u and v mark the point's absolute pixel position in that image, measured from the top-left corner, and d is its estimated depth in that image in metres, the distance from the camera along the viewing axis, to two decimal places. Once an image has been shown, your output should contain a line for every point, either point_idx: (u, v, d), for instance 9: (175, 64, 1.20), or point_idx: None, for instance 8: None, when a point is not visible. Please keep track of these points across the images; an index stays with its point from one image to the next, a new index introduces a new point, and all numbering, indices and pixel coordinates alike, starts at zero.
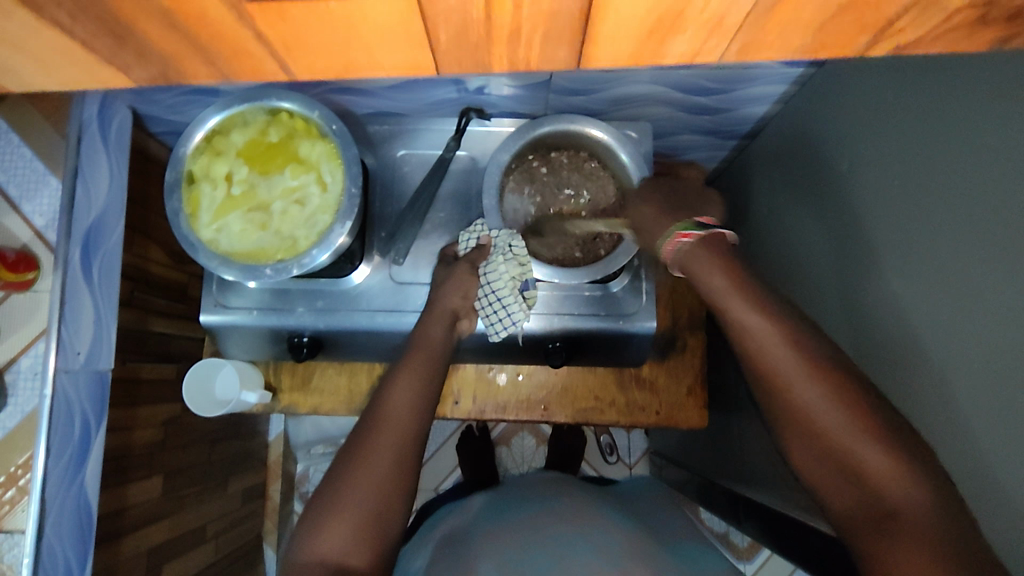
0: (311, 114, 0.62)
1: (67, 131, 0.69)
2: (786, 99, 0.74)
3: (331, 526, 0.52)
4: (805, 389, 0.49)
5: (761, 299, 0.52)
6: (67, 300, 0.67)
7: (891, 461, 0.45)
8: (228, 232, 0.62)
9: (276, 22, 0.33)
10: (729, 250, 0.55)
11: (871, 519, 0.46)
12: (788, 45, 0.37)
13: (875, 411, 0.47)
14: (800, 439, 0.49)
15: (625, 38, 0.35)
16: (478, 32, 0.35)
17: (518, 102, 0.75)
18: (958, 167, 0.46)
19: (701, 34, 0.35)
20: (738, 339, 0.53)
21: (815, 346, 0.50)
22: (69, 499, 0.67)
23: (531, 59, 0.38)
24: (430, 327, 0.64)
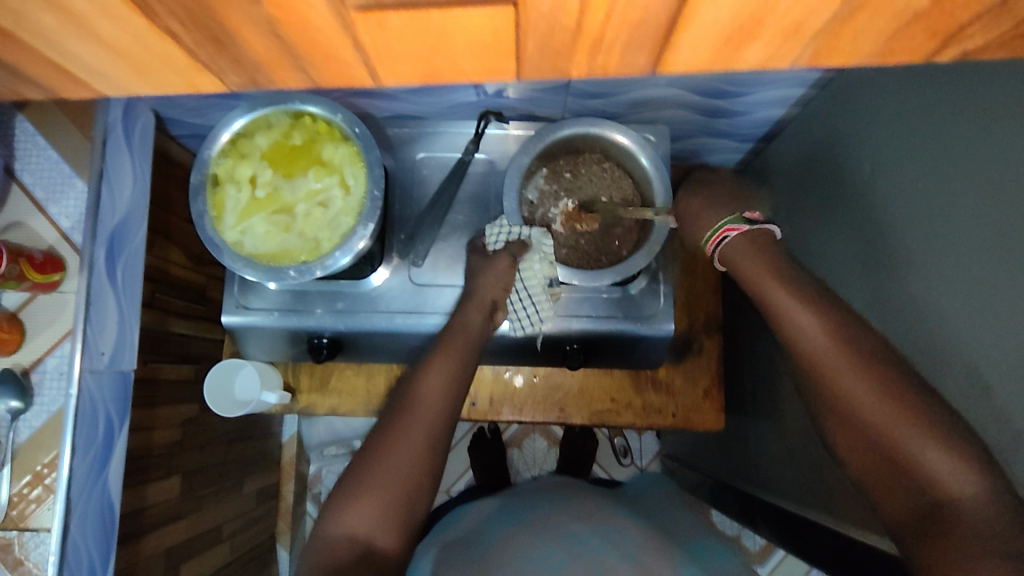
0: (334, 118, 0.64)
1: (93, 134, 0.70)
2: (804, 102, 0.75)
3: (360, 502, 0.53)
4: (848, 380, 0.49)
5: (807, 293, 0.54)
6: (93, 301, 0.68)
7: (941, 451, 0.44)
8: (252, 234, 0.63)
9: (374, 31, 0.30)
10: (776, 252, 0.57)
11: (922, 514, 0.44)
12: (859, 53, 0.33)
13: (923, 400, 0.47)
14: (850, 433, 0.49)
15: (705, 46, 0.32)
16: (562, 37, 0.31)
17: (535, 105, 0.75)
18: (980, 176, 0.46)
19: (779, 41, 0.32)
20: (783, 330, 0.54)
21: (866, 335, 0.51)
22: (93, 499, 0.67)
23: (609, 67, 0.34)
24: (471, 316, 0.66)
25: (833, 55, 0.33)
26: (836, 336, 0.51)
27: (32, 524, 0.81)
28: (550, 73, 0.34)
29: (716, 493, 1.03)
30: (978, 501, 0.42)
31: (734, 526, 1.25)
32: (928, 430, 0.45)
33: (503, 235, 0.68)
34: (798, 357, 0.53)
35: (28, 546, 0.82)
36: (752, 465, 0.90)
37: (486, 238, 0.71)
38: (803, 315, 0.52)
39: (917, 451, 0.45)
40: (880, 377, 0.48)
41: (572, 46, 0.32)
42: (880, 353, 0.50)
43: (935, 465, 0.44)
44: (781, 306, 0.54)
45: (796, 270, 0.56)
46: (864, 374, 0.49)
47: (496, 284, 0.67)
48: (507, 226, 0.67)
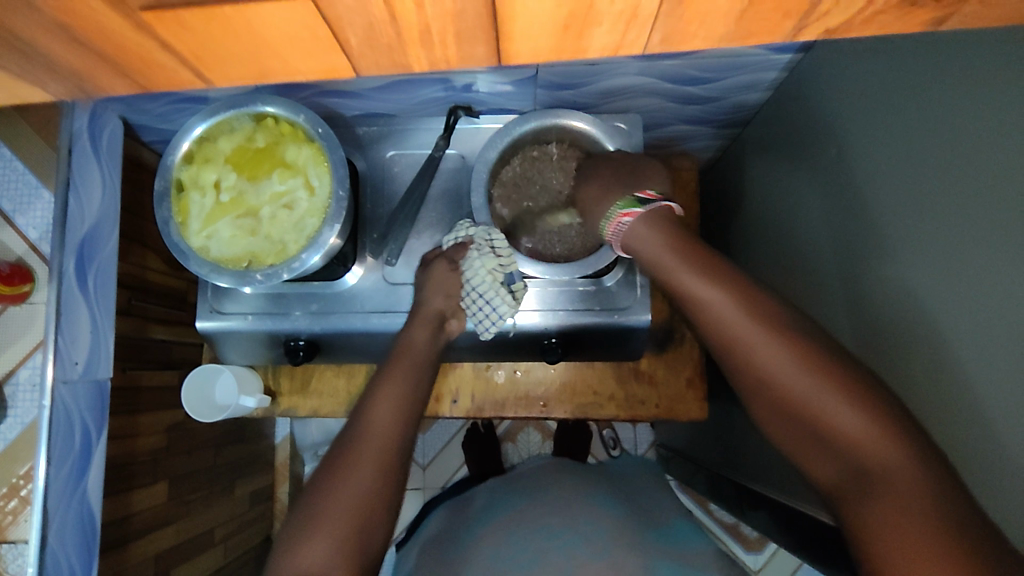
0: (297, 118, 0.63)
1: (57, 141, 0.68)
2: (777, 85, 0.73)
3: (315, 537, 0.52)
4: (761, 352, 0.50)
5: (706, 268, 0.55)
6: (64, 312, 0.67)
7: (866, 421, 0.45)
8: (218, 238, 0.62)
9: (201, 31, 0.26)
10: (673, 225, 0.59)
11: (854, 481, 0.46)
12: (710, 34, 0.32)
13: (837, 365, 0.48)
14: (770, 407, 0.50)
15: (539, 34, 0.31)
16: (386, 32, 0.30)
17: (506, 99, 0.74)
18: (955, 148, 0.45)
19: (620, 28, 0.31)
20: (693, 310, 0.55)
21: (771, 308, 0.52)
22: (72, 509, 0.67)
23: (451, 58, 0.34)
24: (415, 331, 0.65)
25: (685, 39, 0.33)
26: (739, 304, 0.52)
27: (11, 536, 0.84)
28: (389, 68, 0.33)
29: (712, 483, 1.02)
30: (893, 455, 0.44)
31: (729, 516, 1.24)
32: (850, 400, 0.46)
33: (457, 237, 0.69)
34: (711, 334, 0.54)
35: (8, 558, 0.85)
36: (743, 454, 0.90)
37: (441, 244, 0.72)
38: (716, 294, 0.53)
39: (834, 417, 0.47)
40: (787, 343, 0.50)
41: (400, 40, 0.31)
42: (786, 322, 0.51)
43: (862, 432, 0.45)
44: (694, 286, 0.54)
45: (687, 239, 0.57)
46: (784, 351, 0.49)
47: (446, 297, 0.66)
48: (461, 228, 0.69)
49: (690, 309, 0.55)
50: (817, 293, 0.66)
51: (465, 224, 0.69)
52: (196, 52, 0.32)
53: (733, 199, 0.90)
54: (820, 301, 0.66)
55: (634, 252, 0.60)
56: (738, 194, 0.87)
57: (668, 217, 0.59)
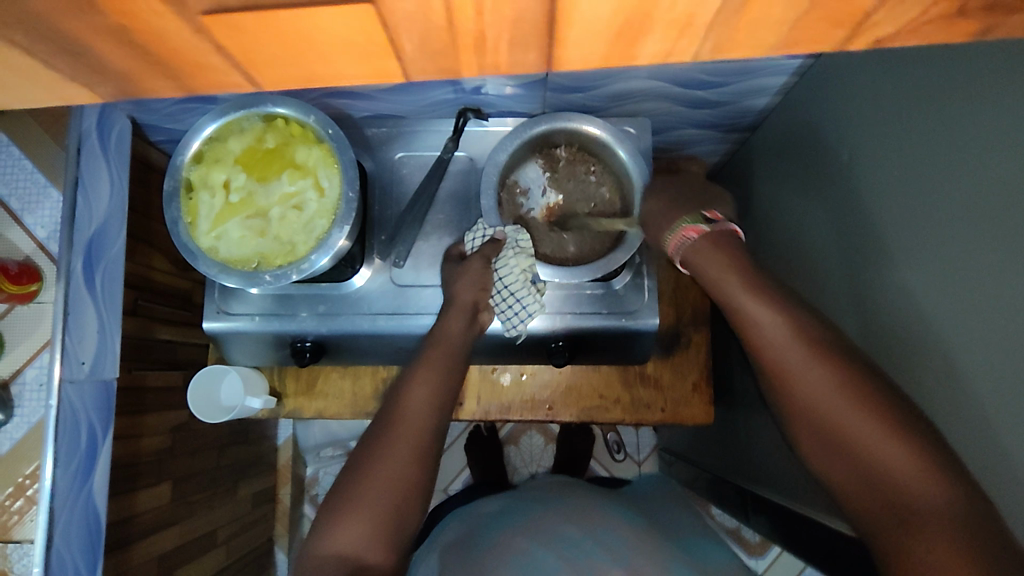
0: (308, 119, 0.63)
1: (67, 142, 0.69)
2: (786, 90, 0.74)
3: (348, 521, 0.53)
4: (812, 378, 0.49)
5: (764, 290, 0.53)
6: (71, 312, 0.67)
7: (912, 455, 0.44)
8: (227, 239, 0.62)
9: (236, 34, 0.28)
10: (737, 245, 0.56)
11: (892, 517, 0.44)
12: (762, 42, 0.30)
13: (891, 402, 0.47)
14: (814, 434, 0.49)
15: (593, 42, 0.30)
16: (441, 38, 0.29)
17: (515, 101, 0.74)
18: (961, 155, 0.46)
19: (675, 35, 0.29)
20: (744, 331, 0.54)
21: (826, 335, 0.51)
22: (77, 509, 0.67)
23: (501, 63, 0.32)
24: (450, 322, 0.64)
25: (735, 47, 0.30)
26: (791, 328, 0.51)
27: (16, 536, 0.83)
28: (437, 73, 0.32)
29: (715, 487, 1.02)
30: (941, 496, 0.42)
31: (732, 520, 1.24)
32: (901, 437, 0.45)
33: (480, 236, 0.69)
34: (760, 357, 0.53)
35: (13, 557, 0.84)
36: (746, 459, 0.90)
37: (464, 243, 0.71)
38: (768, 317, 0.52)
39: (881, 451, 0.45)
40: (840, 373, 0.49)
41: (454, 46, 0.30)
42: (842, 352, 0.50)
43: (905, 464, 0.44)
44: (748, 306, 0.53)
45: (749, 261, 0.55)
46: (831, 377, 0.49)
47: (480, 289, 0.65)
48: (482, 228, 0.68)
49: (740, 331, 0.54)
50: (824, 298, 0.66)
51: (484, 223, 0.68)
52: (246, 53, 0.30)
53: (740, 203, 0.89)
54: (828, 306, 0.66)
55: (693, 269, 0.57)
56: (746, 198, 0.87)
57: (734, 239, 0.57)
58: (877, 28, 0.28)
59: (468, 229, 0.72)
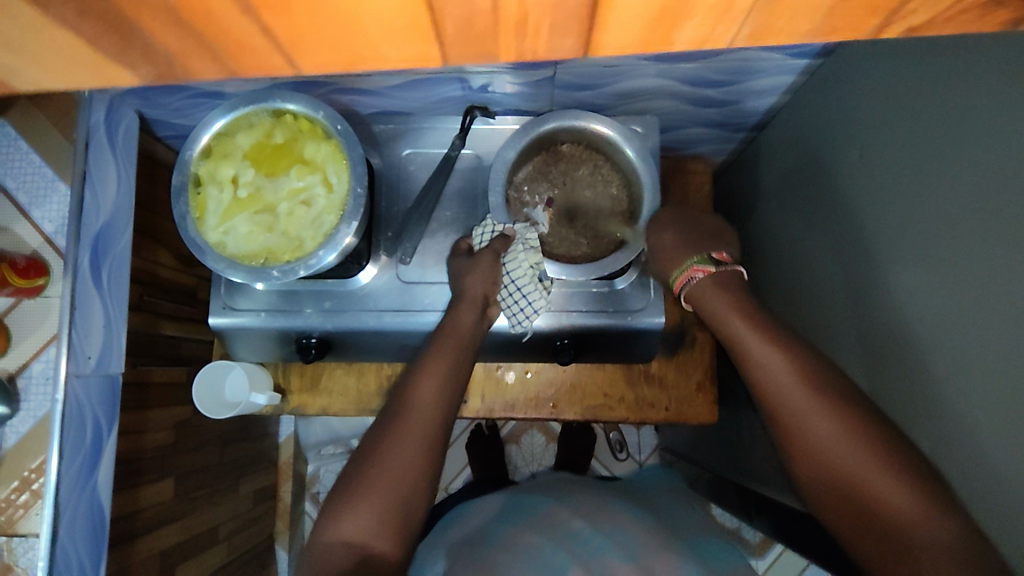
0: (316, 115, 0.63)
1: (74, 135, 0.68)
2: (793, 90, 0.74)
3: (357, 510, 0.53)
4: (813, 419, 0.51)
5: (768, 334, 0.56)
6: (78, 305, 0.67)
7: (911, 494, 0.45)
8: (235, 234, 0.62)
9: (281, 8, 0.26)
10: (741, 291, 0.60)
11: (892, 556, 0.45)
12: (795, 31, 0.29)
13: (889, 441, 0.48)
14: (814, 474, 0.50)
15: (632, 29, 0.28)
16: (483, 20, 0.27)
17: (523, 99, 0.74)
18: (970, 151, 0.46)
19: (713, 20, 0.27)
20: (750, 373, 0.56)
21: (828, 378, 0.53)
22: (82, 501, 0.67)
23: (538, 49, 0.30)
24: (462, 314, 0.65)
25: (770, 34, 0.29)
26: (794, 370, 0.53)
27: (21, 529, 0.83)
28: (476, 57, 0.30)
29: (717, 487, 1.02)
30: (939, 533, 0.43)
31: (732, 520, 1.24)
32: (898, 475, 0.46)
33: (489, 233, 0.70)
34: (763, 399, 0.55)
35: (18, 551, 0.83)
36: (749, 459, 0.90)
37: (472, 238, 0.72)
38: (772, 359, 0.54)
39: (880, 489, 0.46)
40: (840, 414, 0.50)
41: (495, 27, 0.28)
42: (843, 394, 0.52)
43: (904, 503, 0.45)
44: (753, 349, 0.56)
45: (756, 308, 0.58)
46: (832, 421, 0.50)
47: (492, 282, 0.66)
48: (491, 225, 0.69)
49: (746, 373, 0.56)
50: (828, 297, 0.66)
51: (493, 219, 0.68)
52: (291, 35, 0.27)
53: (746, 203, 0.90)
54: (832, 305, 0.66)
55: (702, 309, 0.62)
56: (751, 198, 0.88)
57: (739, 286, 0.61)
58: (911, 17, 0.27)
59: (476, 225, 0.73)
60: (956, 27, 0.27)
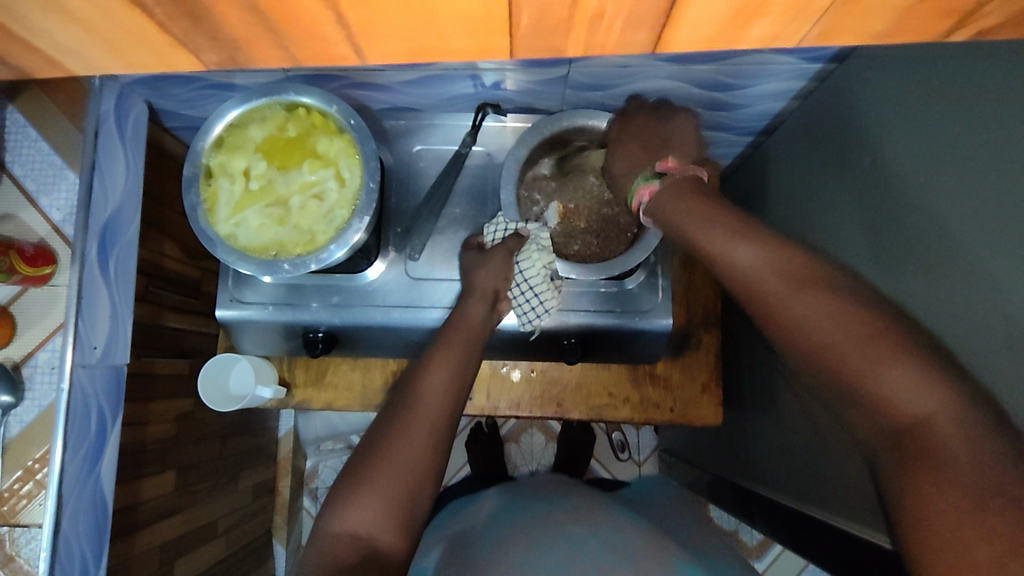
0: (329, 109, 0.63)
1: (83, 124, 0.67)
2: (804, 95, 0.74)
3: (361, 504, 0.53)
4: (791, 308, 0.46)
5: (740, 228, 0.50)
6: (85, 295, 0.67)
7: (908, 371, 0.40)
8: (246, 226, 0.62)
9: (358, 3, 0.33)
10: (705, 192, 0.56)
11: (893, 443, 0.40)
12: (868, 30, 0.37)
13: (874, 316, 0.43)
14: (807, 366, 0.45)
15: (709, 22, 0.35)
16: (559, 16, 0.35)
17: (533, 98, 0.74)
18: (987, 160, 0.46)
19: (787, 18, 0.35)
20: (724, 271, 0.51)
21: (801, 258, 0.48)
22: (86, 493, 0.67)
23: (608, 45, 0.39)
24: (470, 309, 0.65)
25: (841, 33, 0.37)
26: (767, 257, 0.48)
27: (24, 519, 0.83)
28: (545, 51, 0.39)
29: (714, 488, 1.03)
30: (942, 411, 0.38)
31: (731, 521, 1.25)
32: (887, 355, 0.41)
33: (500, 230, 0.69)
34: (742, 295, 0.50)
35: (20, 542, 0.83)
36: (751, 461, 0.90)
37: (483, 235, 0.72)
38: (741, 249, 0.49)
39: (870, 375, 0.41)
40: (820, 297, 0.45)
41: (569, 22, 0.36)
42: (817, 274, 0.46)
43: (897, 385, 0.40)
44: (723, 246, 0.50)
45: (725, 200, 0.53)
46: (812, 306, 0.45)
47: (504, 277, 0.67)
48: (503, 221, 0.68)
49: (716, 270, 0.51)
50: None
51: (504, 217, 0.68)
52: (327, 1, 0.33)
53: (753, 208, 0.90)
54: None
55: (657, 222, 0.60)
56: (759, 202, 0.88)
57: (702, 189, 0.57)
58: (975, 19, 0.35)
59: (486, 222, 0.73)
60: (1013, 28, 0.36)
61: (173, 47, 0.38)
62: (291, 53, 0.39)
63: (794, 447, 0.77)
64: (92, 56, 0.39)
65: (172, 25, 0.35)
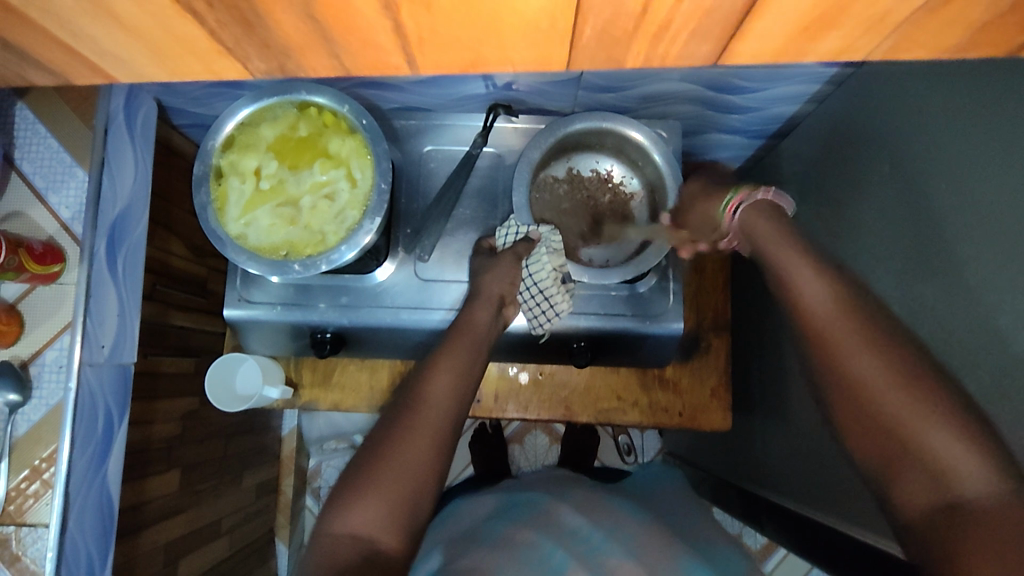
0: (341, 108, 0.62)
1: (93, 121, 0.68)
2: (819, 99, 0.73)
3: (366, 505, 0.53)
4: (856, 358, 0.48)
5: (817, 269, 0.53)
6: (93, 293, 0.67)
7: (962, 444, 0.42)
8: (257, 226, 0.62)
9: (419, 13, 0.33)
10: (786, 226, 0.57)
11: (933, 507, 0.41)
12: (939, 44, 0.36)
13: (937, 384, 0.45)
14: (857, 417, 0.47)
15: (778, 34, 0.35)
16: (625, 25, 0.34)
17: (545, 99, 0.74)
18: (1004, 166, 0.45)
19: (859, 31, 0.35)
20: (794, 309, 0.53)
21: (874, 312, 0.50)
22: (92, 493, 0.66)
23: (669, 55, 0.38)
24: (478, 311, 0.65)
25: (911, 48, 0.36)
26: (841, 304, 0.51)
27: (30, 519, 0.83)
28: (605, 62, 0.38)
29: (719, 491, 1.02)
30: (988, 482, 0.40)
31: (736, 525, 1.24)
32: (944, 419, 0.43)
33: (513, 233, 0.68)
34: (806, 336, 0.52)
35: (26, 542, 0.83)
36: (759, 466, 0.89)
37: (495, 238, 0.71)
38: (814, 291, 0.52)
39: (925, 436, 0.43)
40: (887, 352, 0.47)
41: (634, 33, 0.35)
42: (888, 330, 0.49)
43: (948, 451, 0.42)
44: (800, 286, 0.53)
45: (801, 243, 0.55)
46: (877, 358, 0.47)
47: (509, 284, 0.66)
48: (515, 224, 0.67)
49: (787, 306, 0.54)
50: None
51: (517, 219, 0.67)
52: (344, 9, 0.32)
53: None
54: None
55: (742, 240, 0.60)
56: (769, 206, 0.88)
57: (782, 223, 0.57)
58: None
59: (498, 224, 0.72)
60: None
61: (219, 54, 0.37)
62: (342, 62, 0.38)
63: (802, 453, 0.77)
64: (135, 61, 0.38)
65: (222, 33, 0.35)
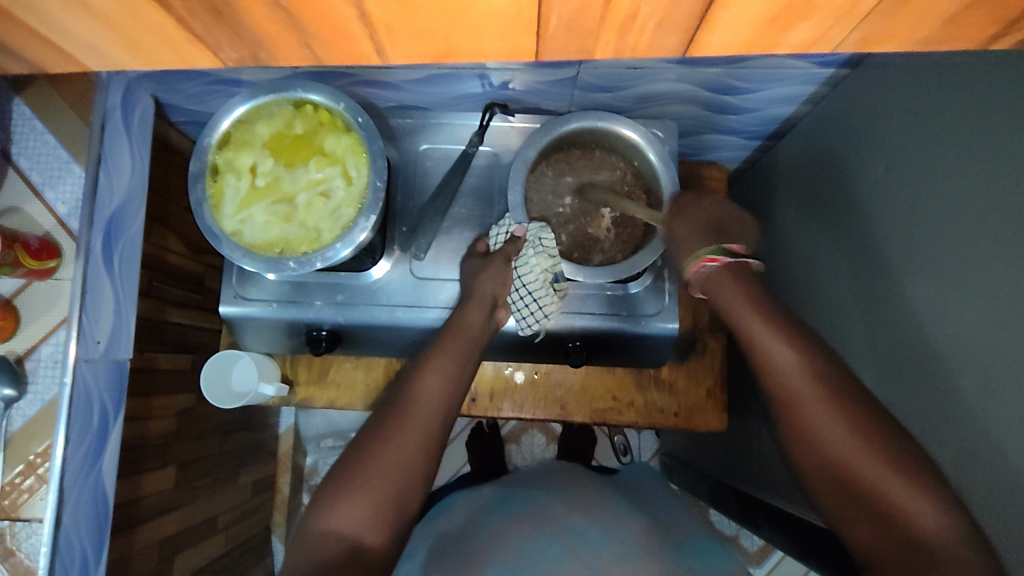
0: (336, 106, 0.63)
1: (91, 119, 0.69)
2: (816, 99, 0.73)
3: (352, 502, 0.53)
4: (824, 419, 0.50)
5: (784, 329, 0.55)
6: (89, 289, 0.68)
7: (926, 500, 0.46)
8: (252, 223, 0.62)
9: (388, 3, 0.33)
10: (751, 279, 0.58)
11: (898, 553, 0.46)
12: (912, 37, 0.37)
13: (898, 442, 0.49)
14: (825, 471, 0.50)
15: (745, 25, 0.35)
16: (592, 15, 0.35)
17: (541, 98, 0.74)
18: (1000, 167, 0.46)
19: (829, 21, 0.35)
20: (761, 367, 0.55)
21: (834, 371, 0.53)
22: (86, 488, 0.67)
23: (639, 46, 0.38)
24: (472, 310, 0.65)
25: (885, 38, 0.37)
26: (804, 366, 0.53)
27: (25, 514, 0.82)
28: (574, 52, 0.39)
29: (715, 492, 1.02)
30: (948, 531, 0.45)
31: (733, 526, 1.24)
32: (905, 475, 0.47)
33: (504, 233, 0.69)
34: (772, 393, 0.54)
35: (20, 536, 0.83)
36: (755, 466, 0.89)
37: (489, 238, 0.71)
38: (780, 350, 0.54)
39: (891, 491, 0.47)
40: (851, 413, 0.50)
41: (601, 23, 0.36)
42: (849, 389, 0.52)
43: (912, 505, 0.46)
44: (767, 345, 0.54)
45: (767, 299, 0.57)
46: (842, 421, 0.50)
47: (502, 283, 0.66)
48: (508, 224, 0.68)
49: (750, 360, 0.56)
50: (842, 315, 0.67)
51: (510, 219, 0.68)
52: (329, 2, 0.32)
53: (760, 213, 0.90)
54: (848, 319, 0.66)
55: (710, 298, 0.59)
56: (766, 207, 0.88)
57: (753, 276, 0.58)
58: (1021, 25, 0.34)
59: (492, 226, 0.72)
60: None
61: (193, 44, 0.38)
62: (314, 52, 0.39)
63: None
64: (120, 55, 0.38)
65: (191, 21, 0.35)
